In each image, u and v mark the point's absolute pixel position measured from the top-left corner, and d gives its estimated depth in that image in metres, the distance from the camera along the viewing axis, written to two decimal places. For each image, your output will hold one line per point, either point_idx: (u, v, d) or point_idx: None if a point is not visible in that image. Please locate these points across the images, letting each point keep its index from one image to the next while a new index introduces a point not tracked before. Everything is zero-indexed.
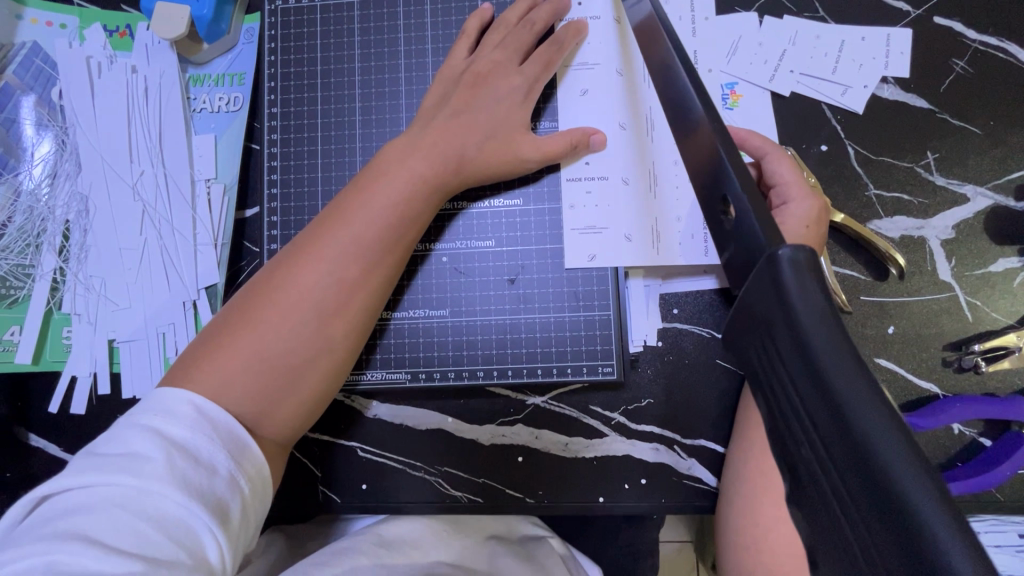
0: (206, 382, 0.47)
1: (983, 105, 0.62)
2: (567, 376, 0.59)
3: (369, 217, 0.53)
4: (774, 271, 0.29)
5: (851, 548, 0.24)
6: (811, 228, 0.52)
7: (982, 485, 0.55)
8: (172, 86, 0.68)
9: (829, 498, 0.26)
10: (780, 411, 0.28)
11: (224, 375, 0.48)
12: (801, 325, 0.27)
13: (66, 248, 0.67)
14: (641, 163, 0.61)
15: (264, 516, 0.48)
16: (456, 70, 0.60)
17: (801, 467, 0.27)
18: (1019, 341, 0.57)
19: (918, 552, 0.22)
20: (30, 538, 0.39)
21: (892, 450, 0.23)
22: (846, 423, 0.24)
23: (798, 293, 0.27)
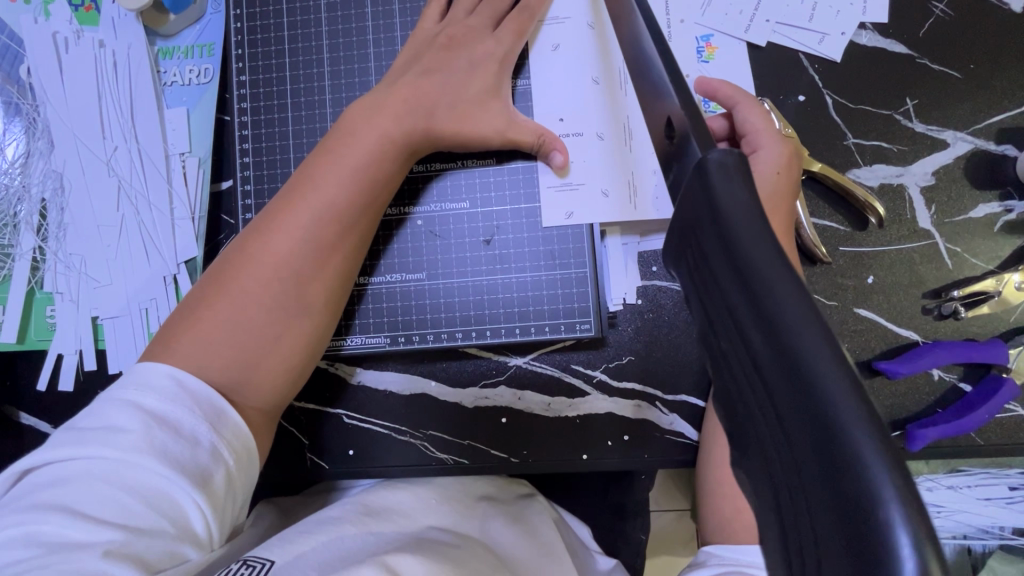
0: (183, 348, 0.48)
1: (963, 48, 0.61)
2: (545, 334, 0.59)
3: (338, 178, 0.53)
4: (708, 184, 0.28)
5: (774, 463, 0.23)
6: (782, 174, 0.52)
7: (960, 430, 0.56)
8: (141, 59, 0.67)
9: (756, 415, 0.24)
10: (713, 328, 0.27)
11: (200, 342, 0.48)
12: (732, 235, 0.25)
13: (43, 227, 0.67)
14: (615, 118, 0.60)
15: (254, 481, 0.49)
16: (427, 33, 0.59)
17: (732, 385, 0.26)
18: (998, 285, 0.57)
19: (828, 448, 0.20)
20: (15, 511, 0.40)
21: (818, 356, 0.21)
22: (773, 329, 0.23)
23: (726, 198, 0.26)
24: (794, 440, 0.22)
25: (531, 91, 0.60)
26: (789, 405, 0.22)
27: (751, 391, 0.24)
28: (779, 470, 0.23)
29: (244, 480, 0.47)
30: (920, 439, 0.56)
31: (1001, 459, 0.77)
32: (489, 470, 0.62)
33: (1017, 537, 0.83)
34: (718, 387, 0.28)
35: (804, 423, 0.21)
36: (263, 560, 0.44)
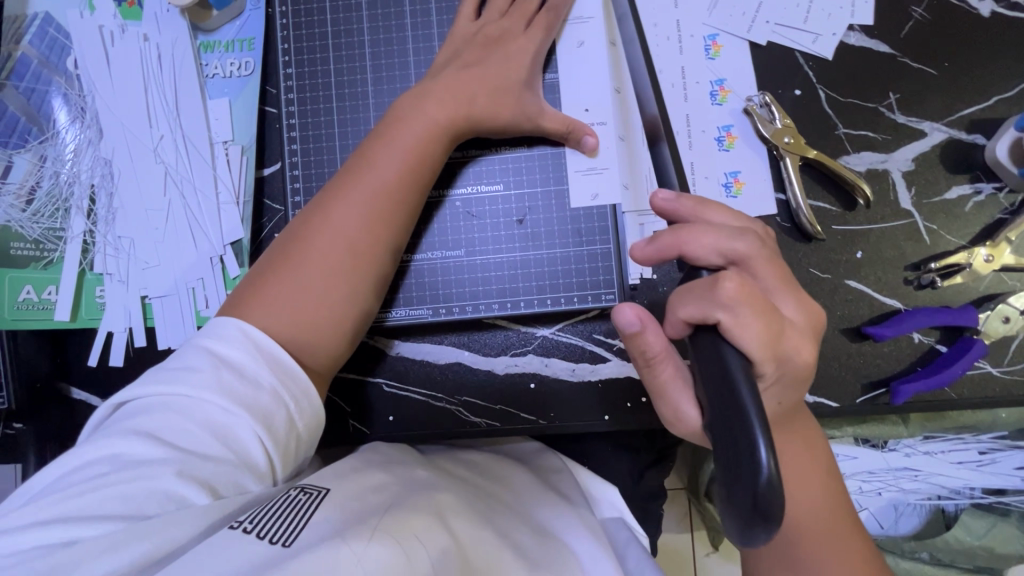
0: (257, 310, 0.54)
1: (938, 48, 0.68)
2: (574, 304, 0.66)
3: (392, 160, 0.58)
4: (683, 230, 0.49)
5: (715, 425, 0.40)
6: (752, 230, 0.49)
7: (936, 384, 0.64)
8: (186, 52, 0.71)
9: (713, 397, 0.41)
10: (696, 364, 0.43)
11: (271, 303, 0.54)
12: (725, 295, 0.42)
13: (93, 211, 0.70)
14: (630, 121, 0.67)
15: (317, 427, 0.55)
16: (466, 33, 0.65)
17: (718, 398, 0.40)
18: (969, 258, 0.65)
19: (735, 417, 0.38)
20: (109, 433, 0.47)
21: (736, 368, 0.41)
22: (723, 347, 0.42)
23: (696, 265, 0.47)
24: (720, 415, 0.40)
25: (559, 84, 0.67)
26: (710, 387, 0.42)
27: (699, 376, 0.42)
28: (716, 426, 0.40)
29: (305, 424, 0.53)
30: (903, 393, 0.64)
31: (971, 420, 0.85)
32: (519, 433, 0.68)
33: (986, 496, 0.90)
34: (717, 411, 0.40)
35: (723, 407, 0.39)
36: (319, 489, 0.48)
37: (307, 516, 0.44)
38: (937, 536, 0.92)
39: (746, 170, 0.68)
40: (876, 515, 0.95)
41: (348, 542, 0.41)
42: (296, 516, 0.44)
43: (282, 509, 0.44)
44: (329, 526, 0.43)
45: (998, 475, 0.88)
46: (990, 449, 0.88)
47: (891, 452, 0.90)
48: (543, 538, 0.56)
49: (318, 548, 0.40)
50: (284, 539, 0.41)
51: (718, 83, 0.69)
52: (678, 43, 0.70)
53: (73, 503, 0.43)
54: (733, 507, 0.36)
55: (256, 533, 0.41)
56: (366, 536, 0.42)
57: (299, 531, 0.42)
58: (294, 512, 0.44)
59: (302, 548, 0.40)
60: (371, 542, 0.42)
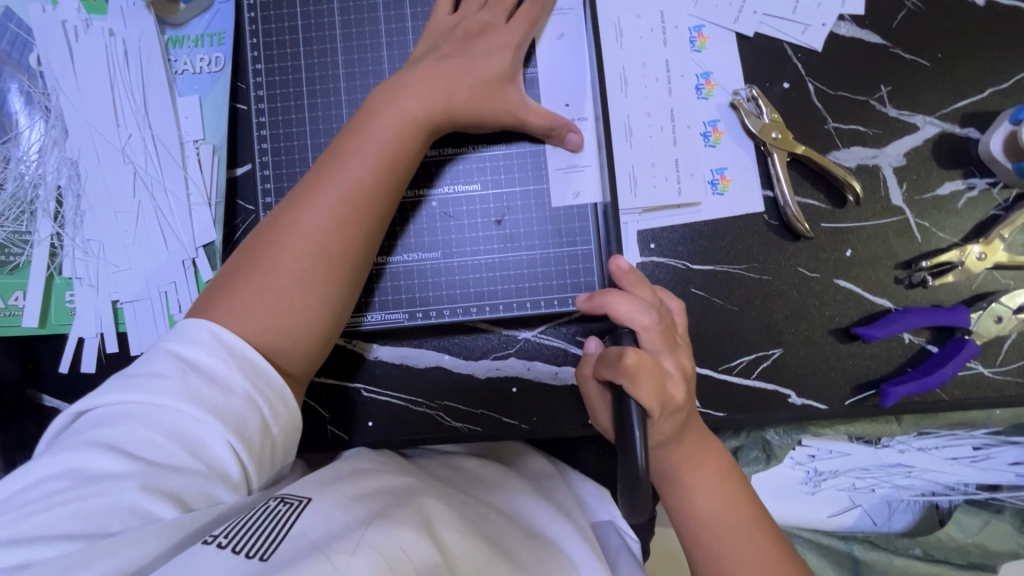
0: (227, 313, 0.53)
1: (932, 39, 0.66)
2: (554, 307, 0.64)
3: (365, 158, 0.56)
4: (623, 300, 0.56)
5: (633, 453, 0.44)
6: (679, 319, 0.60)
7: (926, 387, 0.62)
8: (153, 47, 0.68)
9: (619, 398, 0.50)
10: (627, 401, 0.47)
11: (240, 307, 0.53)
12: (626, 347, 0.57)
13: (61, 214, 0.68)
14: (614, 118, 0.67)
15: (294, 431, 0.54)
16: (444, 26, 0.62)
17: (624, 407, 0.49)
18: (962, 256, 0.63)
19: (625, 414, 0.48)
20: (73, 444, 0.46)
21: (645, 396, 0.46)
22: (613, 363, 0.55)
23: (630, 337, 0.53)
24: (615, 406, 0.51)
25: (539, 78, 0.65)
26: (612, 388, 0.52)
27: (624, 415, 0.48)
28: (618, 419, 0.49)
29: (280, 428, 0.51)
30: (892, 395, 0.62)
31: (963, 418, 0.84)
32: (501, 437, 0.66)
33: (979, 491, 0.89)
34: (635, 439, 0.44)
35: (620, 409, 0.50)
36: (300, 499, 0.46)
37: (287, 526, 0.42)
38: (929, 535, 0.90)
39: (732, 166, 0.66)
40: (869, 513, 0.92)
41: (329, 556, 0.39)
42: (276, 527, 0.42)
43: (260, 521, 0.42)
44: (309, 538, 0.42)
45: (991, 472, 0.87)
46: (984, 445, 0.87)
47: (884, 448, 0.89)
48: (535, 545, 0.55)
49: (298, 563, 0.38)
50: (261, 553, 0.40)
51: (704, 76, 0.67)
52: (663, 34, 0.67)
53: (33, 522, 0.41)
54: (631, 497, 0.44)
55: (231, 547, 0.40)
56: (348, 550, 0.40)
57: (277, 544, 0.40)
58: (271, 523, 0.42)
59: (280, 563, 0.39)
60: (353, 557, 0.40)
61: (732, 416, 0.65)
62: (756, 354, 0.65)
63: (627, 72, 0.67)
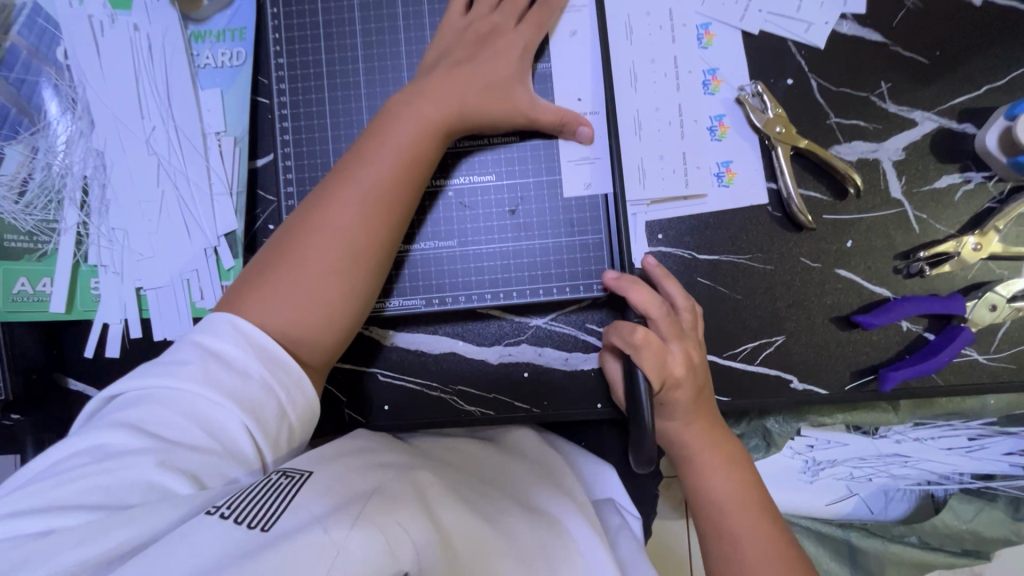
0: (253, 304, 0.56)
1: (930, 37, 0.68)
2: (567, 294, 0.67)
3: (387, 158, 0.60)
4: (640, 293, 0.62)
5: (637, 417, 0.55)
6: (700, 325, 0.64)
7: (923, 372, 0.65)
8: (176, 42, 0.70)
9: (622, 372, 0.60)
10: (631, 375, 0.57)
11: (268, 298, 0.56)
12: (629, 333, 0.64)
13: (87, 203, 0.70)
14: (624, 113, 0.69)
15: (310, 419, 0.56)
16: (457, 26, 0.65)
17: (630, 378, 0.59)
18: (958, 246, 0.66)
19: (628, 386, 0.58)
20: (102, 425, 0.49)
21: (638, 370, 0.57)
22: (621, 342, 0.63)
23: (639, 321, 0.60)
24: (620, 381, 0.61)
25: (552, 73, 0.67)
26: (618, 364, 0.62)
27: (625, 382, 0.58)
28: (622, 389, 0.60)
29: (297, 415, 0.54)
30: (891, 380, 0.64)
31: (958, 406, 0.86)
32: (514, 421, 0.69)
33: (975, 480, 0.90)
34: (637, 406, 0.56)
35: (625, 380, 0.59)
36: (302, 472, 0.48)
37: (287, 499, 0.44)
38: (924, 522, 0.92)
39: (737, 160, 0.68)
40: (866, 500, 0.96)
41: (326, 531, 0.41)
42: (276, 499, 0.44)
43: (262, 493, 0.45)
44: (308, 510, 0.44)
45: (986, 462, 0.90)
46: (979, 435, 0.90)
47: (883, 439, 0.92)
48: (536, 523, 0.58)
49: (295, 536, 0.41)
50: (262, 524, 0.42)
51: (710, 72, 0.69)
52: (671, 31, 0.69)
53: (59, 492, 0.44)
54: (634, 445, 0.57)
55: (233, 518, 0.42)
56: (346, 525, 0.42)
57: (278, 517, 0.43)
58: (272, 495, 0.45)
59: (279, 535, 0.41)
60: (351, 532, 0.42)
61: (737, 400, 0.67)
62: (760, 341, 0.67)
63: (637, 69, 0.69)
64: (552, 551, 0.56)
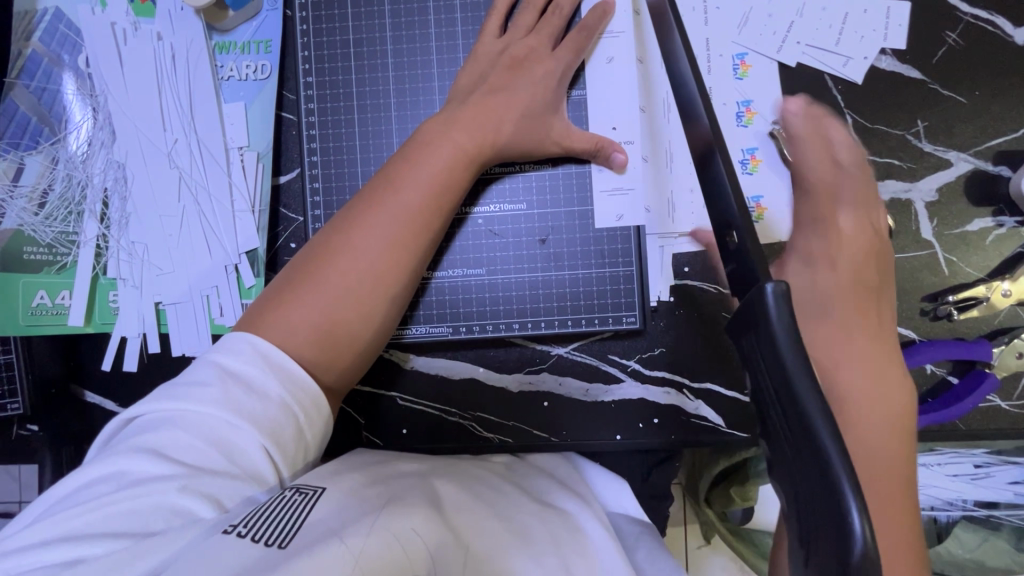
0: (275, 326, 0.55)
1: (970, 75, 0.67)
2: (595, 326, 0.66)
3: (419, 185, 0.59)
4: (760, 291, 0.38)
5: (834, 505, 0.31)
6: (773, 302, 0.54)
7: (945, 417, 0.65)
8: (201, 53, 0.69)
9: (793, 434, 0.35)
10: (797, 419, 0.34)
11: (289, 322, 0.55)
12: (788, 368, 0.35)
13: (106, 215, 0.69)
14: (654, 144, 0.67)
15: (325, 435, 0.56)
16: (491, 51, 0.63)
17: (813, 438, 0.33)
18: (988, 292, 0.65)
19: (816, 458, 0.33)
20: (120, 449, 0.48)
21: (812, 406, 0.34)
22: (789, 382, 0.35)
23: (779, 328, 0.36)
24: (787, 453, 0.35)
25: (586, 101, 0.66)
26: (787, 421, 0.35)
27: (794, 449, 0.35)
28: (797, 464, 0.34)
29: (313, 432, 0.54)
30: None
31: (971, 442, 0.86)
32: (532, 449, 0.69)
33: (978, 508, 0.86)
34: (833, 490, 0.32)
35: (805, 453, 0.34)
36: (315, 488, 0.48)
37: (303, 515, 0.44)
38: (929, 549, 0.88)
39: (768, 195, 0.67)
40: None
41: (344, 539, 0.42)
42: (291, 516, 0.44)
43: (278, 510, 0.44)
44: (326, 522, 0.44)
45: (992, 489, 0.84)
46: (984, 462, 0.85)
47: None
48: (549, 517, 0.54)
49: (312, 551, 0.40)
50: (279, 541, 0.42)
51: (744, 104, 0.68)
52: (707, 61, 0.68)
53: (79, 521, 0.43)
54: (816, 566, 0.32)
55: (251, 536, 0.41)
56: (363, 532, 0.43)
57: (294, 533, 0.42)
58: (288, 512, 0.44)
59: (299, 548, 0.41)
60: (368, 538, 0.43)
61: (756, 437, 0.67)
62: None
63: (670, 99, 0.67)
64: (563, 542, 0.51)
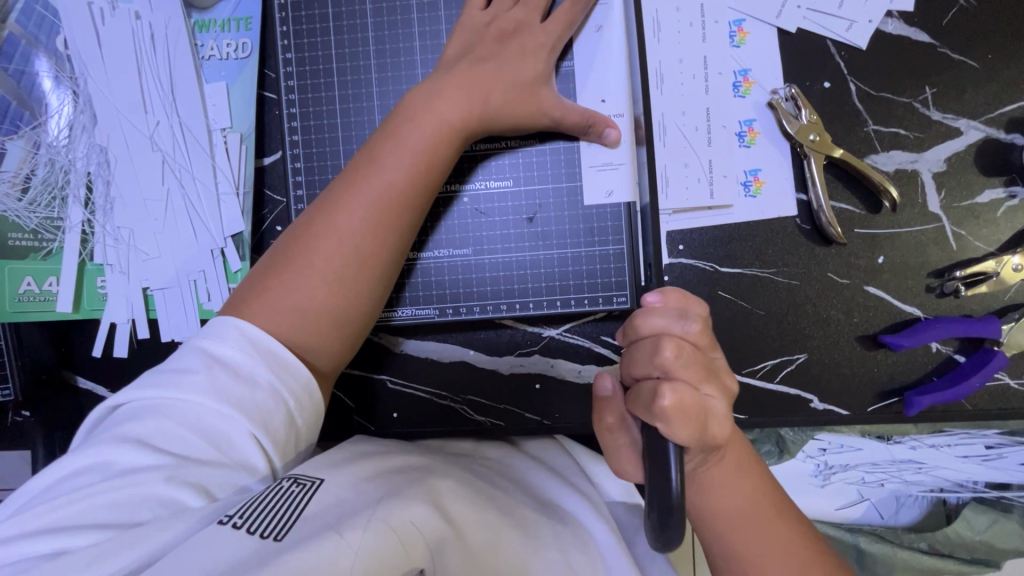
0: (258, 311, 0.54)
1: (982, 38, 0.63)
2: (585, 307, 0.64)
3: (401, 163, 0.57)
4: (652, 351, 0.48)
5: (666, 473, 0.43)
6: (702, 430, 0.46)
7: (952, 397, 0.62)
8: (179, 32, 0.67)
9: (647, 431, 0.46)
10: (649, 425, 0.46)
11: (272, 306, 0.54)
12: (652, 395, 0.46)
13: (91, 200, 0.69)
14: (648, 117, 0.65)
15: (318, 422, 0.55)
16: (477, 22, 0.61)
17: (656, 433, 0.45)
18: (997, 267, 0.62)
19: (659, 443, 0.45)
20: (105, 438, 0.47)
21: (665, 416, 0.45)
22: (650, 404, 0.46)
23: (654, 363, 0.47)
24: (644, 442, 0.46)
25: (575, 73, 0.63)
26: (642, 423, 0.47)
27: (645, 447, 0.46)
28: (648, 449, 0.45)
29: (305, 420, 0.53)
30: (916, 405, 0.62)
31: (984, 422, 0.83)
32: (524, 432, 0.68)
33: (989, 489, 0.83)
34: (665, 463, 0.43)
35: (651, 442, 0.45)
36: (313, 479, 0.47)
37: (300, 507, 0.44)
38: (936, 531, 0.83)
39: (766, 168, 0.65)
40: (876, 505, 0.85)
41: (342, 533, 0.41)
42: (289, 507, 0.44)
43: (275, 501, 0.44)
44: (324, 518, 0.43)
45: (1003, 469, 0.81)
46: (996, 443, 0.82)
47: (897, 445, 0.83)
48: (546, 512, 0.54)
49: (308, 545, 0.40)
50: (275, 534, 0.41)
51: (741, 73, 0.65)
52: (702, 28, 0.65)
53: (65, 512, 0.43)
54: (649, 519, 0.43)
55: (246, 528, 0.41)
56: (361, 526, 0.42)
57: (291, 526, 0.42)
58: (285, 503, 0.44)
59: (295, 542, 0.41)
60: (366, 534, 0.42)
61: (753, 418, 0.66)
62: (781, 359, 0.65)
63: (664, 69, 0.66)
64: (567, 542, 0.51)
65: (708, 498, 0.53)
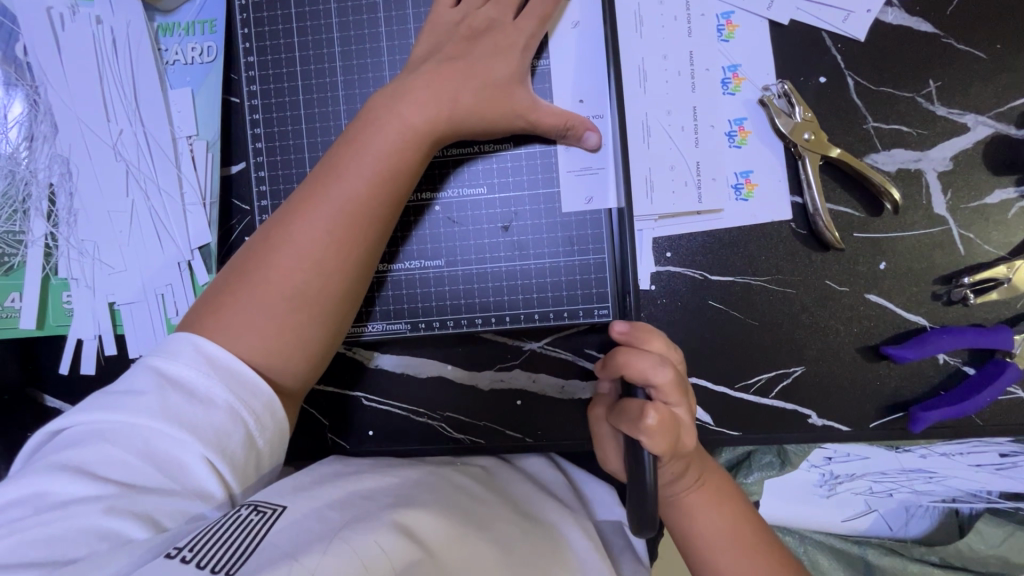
0: (215, 329, 0.51)
1: (990, 26, 0.59)
2: (565, 320, 0.61)
3: (363, 171, 0.54)
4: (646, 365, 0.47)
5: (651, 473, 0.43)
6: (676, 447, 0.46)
7: (960, 413, 0.58)
8: (141, 36, 0.64)
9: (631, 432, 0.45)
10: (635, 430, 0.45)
11: (230, 324, 0.51)
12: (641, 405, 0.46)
13: (53, 213, 0.66)
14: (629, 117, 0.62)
15: (283, 443, 0.52)
16: (446, 20, 0.57)
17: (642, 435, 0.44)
18: (1009, 272, 0.58)
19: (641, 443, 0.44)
20: (45, 466, 0.44)
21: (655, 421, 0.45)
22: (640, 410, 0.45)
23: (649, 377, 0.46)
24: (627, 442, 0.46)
25: (552, 72, 0.60)
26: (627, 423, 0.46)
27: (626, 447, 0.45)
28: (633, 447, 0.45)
29: (267, 441, 0.49)
30: (922, 421, 0.58)
31: None
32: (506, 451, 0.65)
33: (1004, 500, 0.77)
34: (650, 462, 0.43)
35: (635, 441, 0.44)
36: (275, 507, 0.44)
37: (257, 538, 0.40)
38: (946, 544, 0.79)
39: (759, 170, 0.61)
40: (885, 516, 0.81)
41: (299, 559, 0.38)
42: (246, 537, 0.40)
43: (229, 532, 0.40)
44: (282, 547, 0.40)
45: None
46: None
47: (905, 453, 0.77)
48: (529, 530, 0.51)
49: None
50: (227, 568, 0.38)
51: (730, 69, 0.61)
52: (688, 22, 0.61)
53: None
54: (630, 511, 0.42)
55: (195, 563, 0.38)
56: (321, 552, 0.39)
57: (245, 559, 0.38)
58: (240, 534, 0.40)
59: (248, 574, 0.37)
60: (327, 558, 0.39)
61: (748, 435, 0.62)
62: (777, 371, 0.61)
63: (647, 66, 0.62)
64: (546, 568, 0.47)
65: (676, 516, 0.52)
